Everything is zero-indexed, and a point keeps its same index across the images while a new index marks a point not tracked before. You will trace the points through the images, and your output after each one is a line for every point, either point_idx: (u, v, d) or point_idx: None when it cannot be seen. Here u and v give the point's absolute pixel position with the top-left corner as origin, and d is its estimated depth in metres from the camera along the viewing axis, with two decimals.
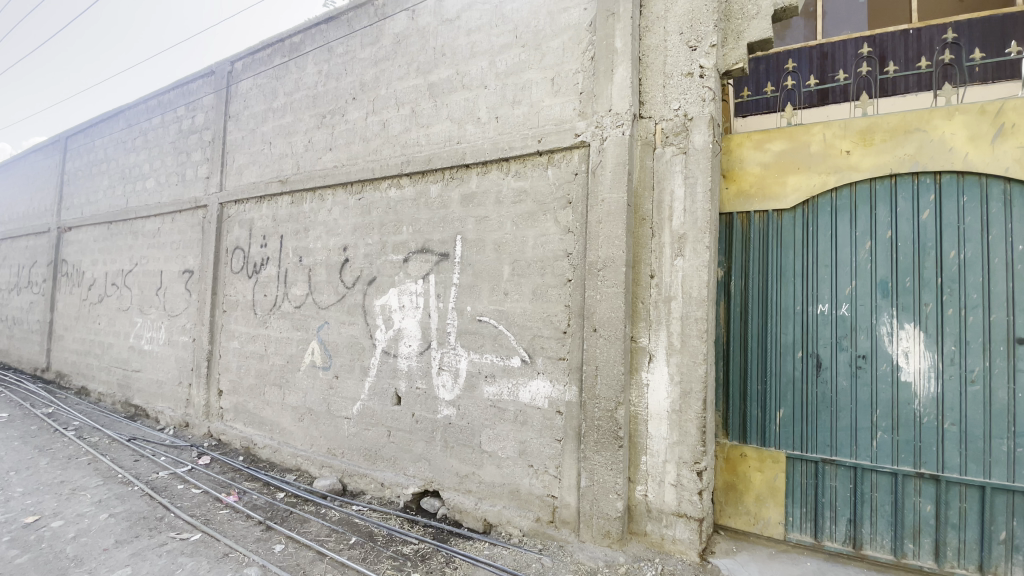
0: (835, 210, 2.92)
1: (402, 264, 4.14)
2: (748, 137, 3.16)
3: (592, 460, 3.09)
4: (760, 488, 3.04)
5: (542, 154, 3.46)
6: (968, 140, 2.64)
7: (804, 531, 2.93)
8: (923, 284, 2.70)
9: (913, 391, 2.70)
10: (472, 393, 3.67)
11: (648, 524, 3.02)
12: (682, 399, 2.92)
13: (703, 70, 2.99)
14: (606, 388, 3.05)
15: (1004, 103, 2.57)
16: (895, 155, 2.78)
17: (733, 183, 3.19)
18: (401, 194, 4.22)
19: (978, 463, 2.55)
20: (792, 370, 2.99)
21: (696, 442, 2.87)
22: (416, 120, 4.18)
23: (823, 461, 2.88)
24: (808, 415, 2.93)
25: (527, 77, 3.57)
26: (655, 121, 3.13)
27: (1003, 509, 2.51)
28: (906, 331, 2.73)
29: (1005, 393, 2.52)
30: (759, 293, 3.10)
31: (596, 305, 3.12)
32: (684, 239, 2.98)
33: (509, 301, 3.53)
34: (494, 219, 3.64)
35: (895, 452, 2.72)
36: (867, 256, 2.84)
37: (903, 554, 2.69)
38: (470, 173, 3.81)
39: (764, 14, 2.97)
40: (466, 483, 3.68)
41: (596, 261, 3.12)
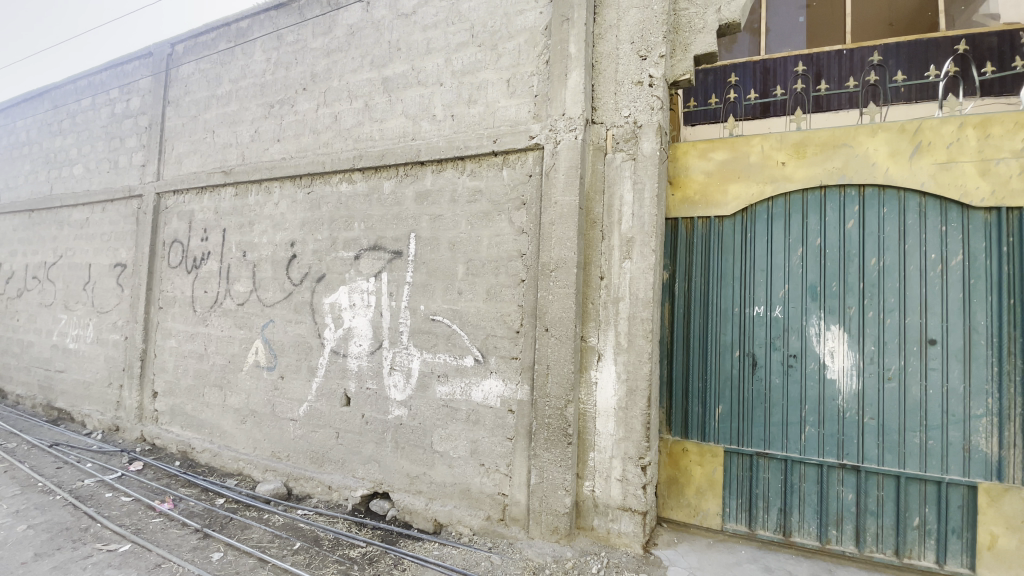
0: (771, 217, 3.11)
1: (353, 262, 4.05)
2: (693, 146, 3.30)
3: (542, 458, 3.14)
4: (700, 481, 3.18)
5: (497, 154, 3.48)
6: (890, 156, 2.85)
7: (740, 521, 3.09)
8: (848, 289, 2.91)
9: (838, 387, 2.91)
10: (424, 393, 3.64)
11: (595, 519, 3.10)
12: (628, 397, 3.02)
13: (652, 79, 3.09)
14: (557, 387, 3.11)
15: (921, 122, 2.79)
16: (825, 167, 2.98)
17: (678, 190, 3.32)
18: (353, 189, 4.12)
19: (894, 454, 2.77)
20: (730, 369, 3.15)
21: (641, 438, 2.98)
22: (369, 114, 4.10)
23: (757, 454, 3.05)
24: (743, 411, 3.10)
25: (482, 77, 3.57)
26: (607, 127, 3.21)
27: (917, 496, 2.72)
28: (832, 332, 2.93)
29: (918, 390, 2.75)
30: (701, 294, 3.25)
31: (548, 305, 3.16)
32: (632, 242, 3.07)
33: (462, 301, 3.52)
34: (449, 218, 3.62)
35: (821, 445, 2.92)
36: (799, 261, 3.03)
37: (828, 540, 2.89)
38: (425, 170, 3.77)
39: (710, 29, 3.09)
40: (416, 484, 3.65)
41: (548, 262, 3.17)
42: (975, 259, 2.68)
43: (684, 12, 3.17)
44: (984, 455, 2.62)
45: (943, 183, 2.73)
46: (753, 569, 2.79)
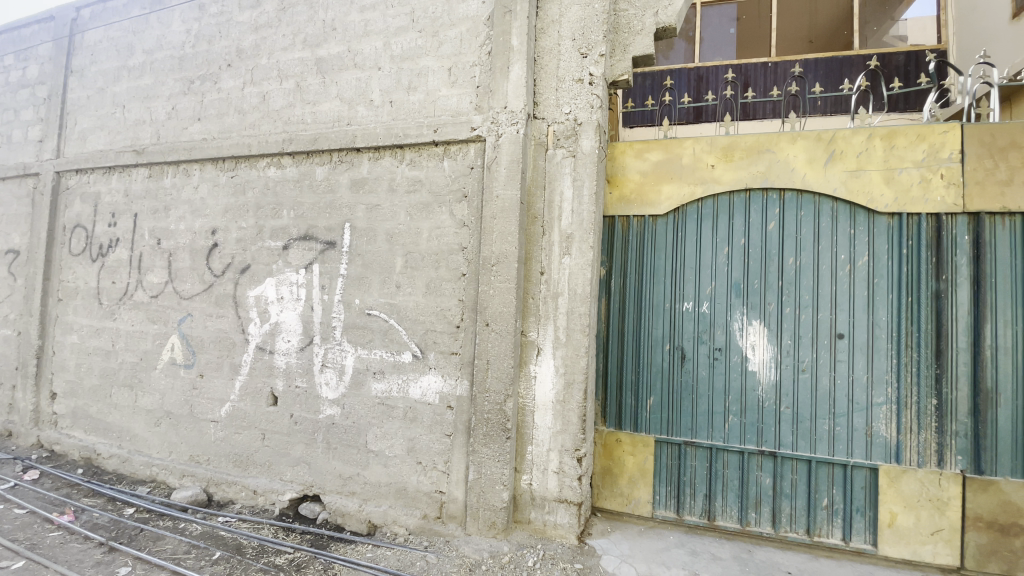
0: (700, 217, 3.24)
1: (281, 252, 3.81)
2: (630, 146, 3.38)
3: (480, 453, 3.10)
4: (632, 470, 3.28)
5: (438, 145, 3.39)
6: (807, 162, 3.05)
7: (668, 508, 3.22)
8: (768, 286, 3.10)
9: (758, 379, 3.09)
10: (358, 391, 3.50)
11: (532, 512, 3.12)
12: (565, 390, 3.06)
13: (592, 77, 3.13)
14: (496, 382, 3.08)
15: (835, 132, 3.00)
16: (749, 171, 3.14)
17: (615, 188, 3.39)
18: (282, 174, 3.87)
19: (806, 441, 2.98)
20: (661, 362, 3.26)
21: (577, 431, 3.02)
22: (301, 95, 3.86)
23: (685, 444, 3.19)
24: (673, 403, 3.23)
25: (423, 64, 3.46)
26: (548, 123, 3.21)
27: (826, 479, 2.95)
28: (753, 327, 3.11)
29: (827, 380, 2.97)
30: (635, 290, 3.34)
31: (488, 300, 3.12)
32: (572, 238, 3.10)
33: (400, 295, 3.41)
34: (386, 208, 3.49)
35: (742, 433, 3.09)
36: (725, 259, 3.18)
37: (747, 522, 3.06)
38: (361, 157, 3.61)
39: (648, 31, 3.16)
40: (350, 485, 3.51)
41: (489, 256, 3.13)
42: (878, 260, 2.93)
43: (624, 13, 3.22)
44: (884, 439, 2.86)
45: (853, 189, 2.96)
46: (680, 553, 2.91)
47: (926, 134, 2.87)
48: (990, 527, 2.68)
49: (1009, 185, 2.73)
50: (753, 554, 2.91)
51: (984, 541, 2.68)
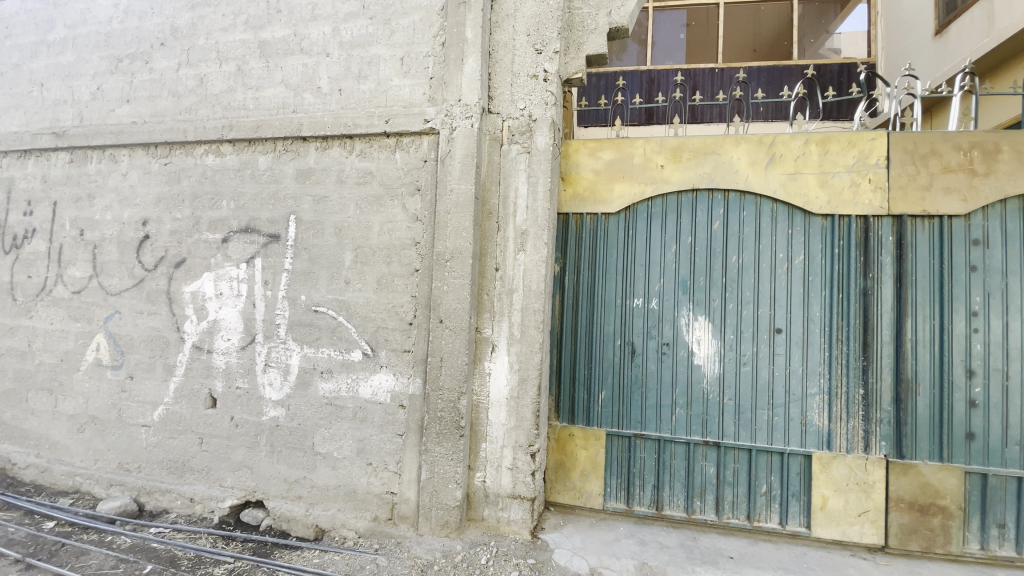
0: (650, 216, 3.32)
1: (221, 245, 3.60)
2: (583, 144, 3.41)
3: (433, 452, 3.06)
4: (584, 464, 3.33)
5: (389, 136, 3.29)
6: (749, 164, 3.18)
7: (619, 500, 3.29)
8: (712, 283, 3.21)
9: (703, 372, 3.20)
10: (304, 391, 3.36)
11: (485, 509, 3.10)
12: (520, 386, 3.06)
13: (547, 74, 3.13)
14: (449, 379, 3.04)
15: (775, 137, 3.14)
16: (696, 172, 3.24)
17: (569, 186, 3.41)
18: (221, 163, 3.65)
19: (747, 430, 3.12)
20: (612, 356, 3.32)
21: (531, 426, 3.03)
22: (242, 79, 3.65)
23: (635, 436, 3.26)
24: (623, 396, 3.30)
25: (374, 52, 3.35)
26: (503, 118, 3.18)
27: (765, 466, 3.09)
28: (699, 322, 3.22)
29: (766, 372, 3.12)
30: (588, 287, 3.38)
31: (442, 296, 3.07)
32: (527, 234, 3.10)
33: (349, 291, 3.30)
34: (335, 200, 3.36)
35: (688, 424, 3.20)
36: (673, 257, 3.28)
37: (693, 510, 3.17)
38: (308, 147, 3.46)
39: (601, 31, 3.19)
40: (295, 489, 3.37)
41: (443, 252, 3.07)
42: (812, 259, 3.09)
43: (578, 11, 3.23)
44: (817, 428, 3.03)
45: (791, 192, 3.11)
46: (630, 543, 2.98)
47: (857, 141, 3.05)
48: (911, 507, 2.88)
49: (929, 190, 2.94)
50: (698, 541, 3.01)
51: (905, 520, 2.88)
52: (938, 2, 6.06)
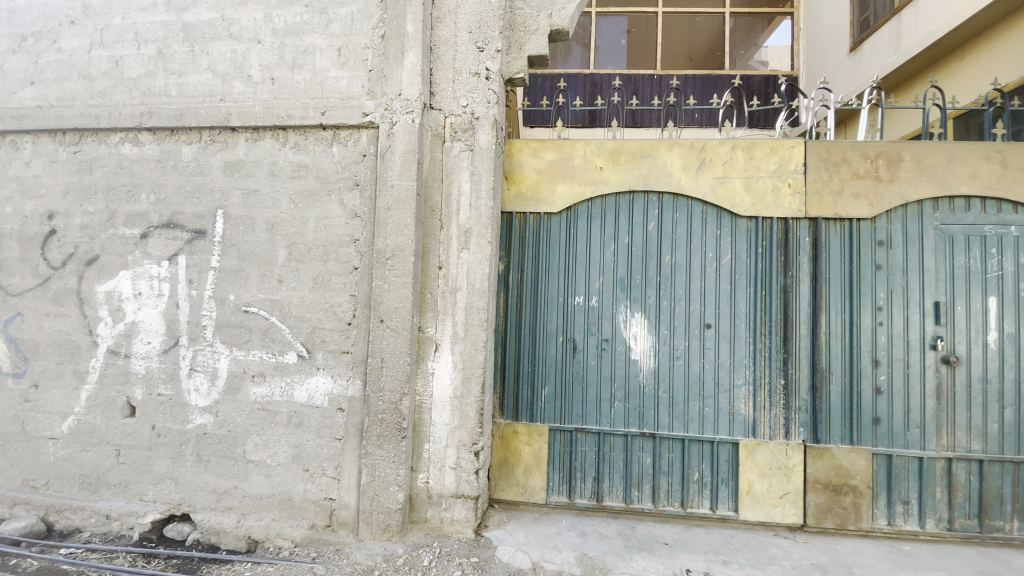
0: (590, 216, 3.40)
1: (139, 241, 3.35)
2: (526, 144, 3.44)
3: (374, 455, 2.98)
4: (527, 460, 3.36)
5: (326, 129, 3.18)
6: (682, 168, 3.32)
7: (561, 493, 3.35)
8: (648, 281, 3.34)
9: (639, 367, 3.32)
10: (234, 396, 3.19)
11: (428, 510, 3.06)
12: (463, 385, 3.04)
13: (489, 72, 3.13)
14: (390, 380, 2.97)
15: (705, 142, 3.30)
16: (634, 174, 3.35)
17: (513, 185, 3.43)
18: (140, 152, 3.39)
19: (680, 421, 3.26)
20: (554, 353, 3.38)
21: (474, 425, 3.03)
22: (163, 64, 3.40)
23: (576, 430, 3.33)
24: (565, 392, 3.36)
25: (309, 41, 3.23)
26: (445, 114, 3.14)
27: (697, 455, 3.25)
28: (636, 318, 3.33)
29: (698, 365, 3.27)
30: (531, 285, 3.42)
31: (382, 294, 2.99)
32: (470, 233, 3.08)
33: (283, 290, 3.16)
34: (267, 194, 3.21)
35: (627, 417, 3.31)
36: (612, 256, 3.37)
37: (631, 500, 3.28)
38: (238, 138, 3.28)
39: (542, 32, 3.22)
40: (225, 499, 3.19)
41: (383, 249, 3.00)
42: (738, 258, 3.28)
43: (520, 11, 3.25)
44: (743, 417, 3.22)
45: (719, 195, 3.28)
46: (571, 536, 3.04)
47: (779, 148, 3.26)
48: (826, 488, 3.11)
49: (840, 195, 3.19)
50: (635, 529, 3.12)
51: (821, 500, 3.11)
52: (853, 20, 6.53)
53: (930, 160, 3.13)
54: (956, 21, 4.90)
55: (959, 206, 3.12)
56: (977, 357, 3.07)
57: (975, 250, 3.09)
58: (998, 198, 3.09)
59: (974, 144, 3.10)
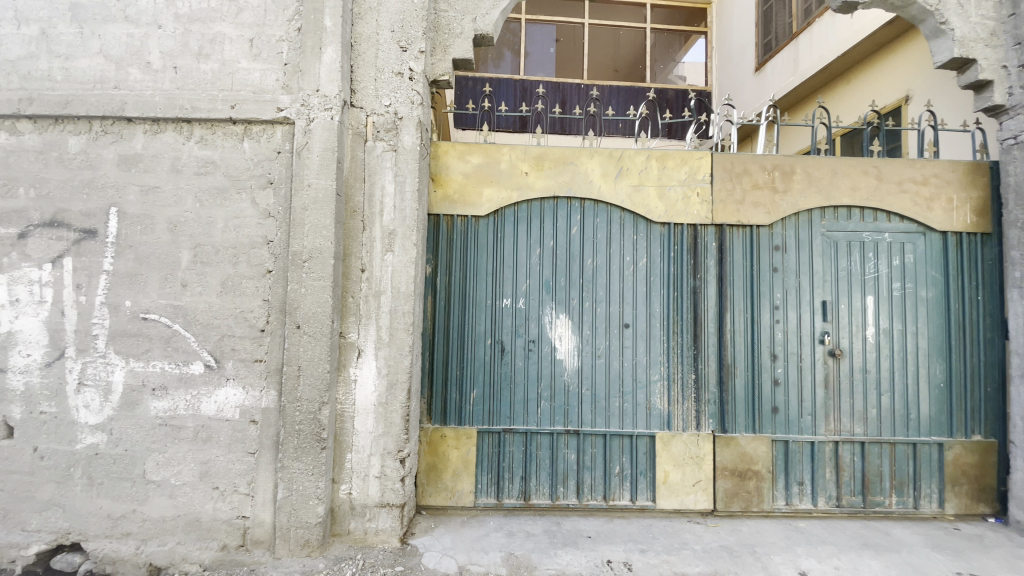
0: (517, 219, 3.45)
1: (16, 241, 2.98)
2: (452, 146, 3.43)
3: (291, 469, 2.83)
4: (455, 464, 3.34)
5: (236, 123, 3.00)
6: (602, 175, 3.46)
7: (489, 495, 3.37)
8: (571, 283, 3.44)
9: (564, 366, 3.41)
10: (132, 412, 2.91)
11: (351, 522, 2.96)
12: (388, 391, 2.97)
13: (412, 73, 3.08)
14: (309, 390, 2.84)
15: (623, 152, 3.46)
16: (557, 180, 3.44)
17: (439, 187, 3.40)
18: (16, 142, 3.01)
19: (603, 418, 3.39)
20: (483, 355, 3.39)
21: (399, 432, 2.96)
22: (45, 44, 3.04)
23: (504, 431, 3.36)
24: (493, 394, 3.38)
25: (218, 30, 3.03)
26: (366, 113, 3.06)
27: (618, 449, 3.38)
28: (561, 319, 3.43)
29: (618, 363, 3.41)
30: (459, 287, 3.41)
31: (299, 299, 2.85)
32: (394, 235, 3.01)
33: (187, 295, 2.94)
34: (169, 191, 2.97)
35: (553, 416, 3.38)
36: (537, 259, 3.44)
37: (557, 496, 3.37)
38: (135, 129, 3.01)
39: (467, 36, 3.23)
40: (122, 525, 2.90)
41: (300, 252, 2.86)
42: (654, 261, 3.46)
43: (444, 13, 3.24)
44: (659, 411, 3.40)
45: (636, 202, 3.44)
46: (498, 536, 3.05)
47: (689, 159, 3.48)
48: (732, 474, 3.36)
49: (742, 204, 3.46)
50: (561, 525, 3.19)
51: (729, 485, 3.35)
52: (758, 44, 7.18)
53: (818, 174, 3.47)
54: (843, 47, 5.49)
55: (842, 215, 3.48)
56: (858, 350, 3.44)
57: (855, 254, 3.47)
58: (874, 208, 3.48)
59: (854, 160, 3.48)
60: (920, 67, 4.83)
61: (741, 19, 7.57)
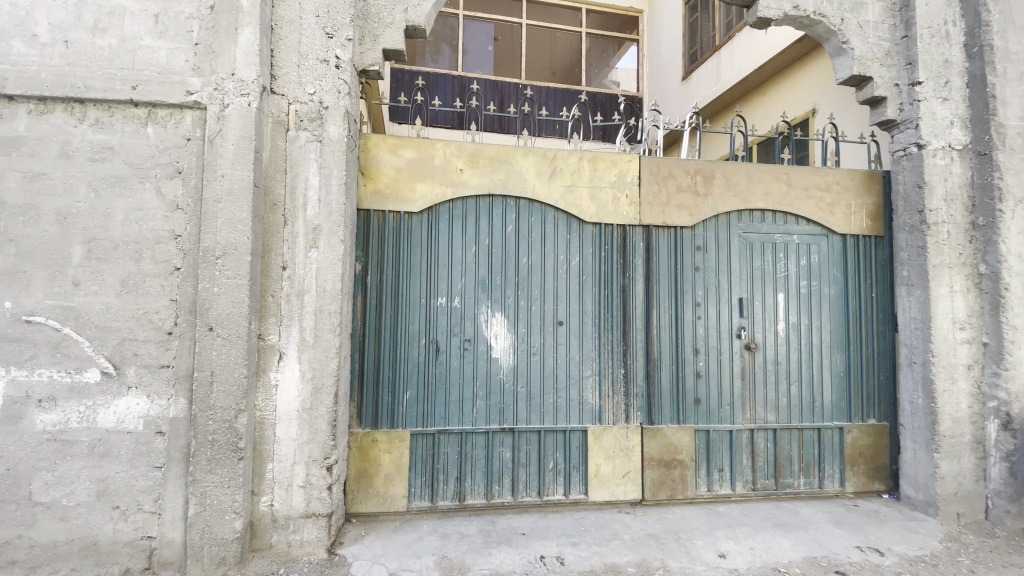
0: (452, 217, 3.40)
1: None
2: (383, 139, 3.31)
3: (204, 482, 2.62)
4: (387, 468, 3.24)
5: (139, 106, 2.73)
6: (536, 175, 3.48)
7: (423, 498, 3.29)
8: (507, 281, 3.44)
9: (499, 365, 3.40)
10: (13, 427, 2.57)
11: (273, 535, 2.79)
12: (313, 396, 2.82)
13: (339, 61, 2.94)
14: (223, 397, 2.63)
15: (556, 152, 3.50)
16: (492, 178, 3.42)
17: (369, 181, 3.28)
18: None
19: (537, 414, 3.42)
20: (416, 356, 3.31)
21: (326, 438, 2.82)
22: None
23: (439, 432, 3.30)
24: (427, 395, 3.31)
25: (118, 3, 2.74)
26: (288, 101, 2.89)
27: (552, 444, 3.43)
28: (496, 318, 3.41)
29: (552, 360, 3.46)
30: (391, 286, 3.30)
31: (212, 299, 2.64)
32: (319, 230, 2.86)
33: (80, 295, 2.64)
34: (59, 179, 2.65)
35: (488, 414, 3.36)
36: (473, 257, 3.41)
37: (492, 495, 3.36)
38: (16, 108, 2.65)
39: (397, 26, 3.12)
40: (4, 554, 2.55)
41: (212, 248, 2.65)
42: (586, 260, 3.53)
43: (374, 2, 3.12)
44: (592, 406, 3.47)
45: (569, 201, 3.50)
46: (431, 540, 2.98)
47: (618, 161, 3.58)
48: (659, 464, 3.50)
49: (668, 206, 3.61)
50: (496, 523, 3.18)
51: (656, 474, 3.49)
52: (685, 54, 7.57)
53: (736, 179, 3.70)
54: (760, 61, 5.87)
55: (756, 218, 3.73)
56: (770, 343, 3.70)
57: (767, 254, 3.72)
58: (785, 212, 3.75)
59: (767, 167, 3.73)
60: (824, 83, 5.27)
61: (670, 30, 7.95)
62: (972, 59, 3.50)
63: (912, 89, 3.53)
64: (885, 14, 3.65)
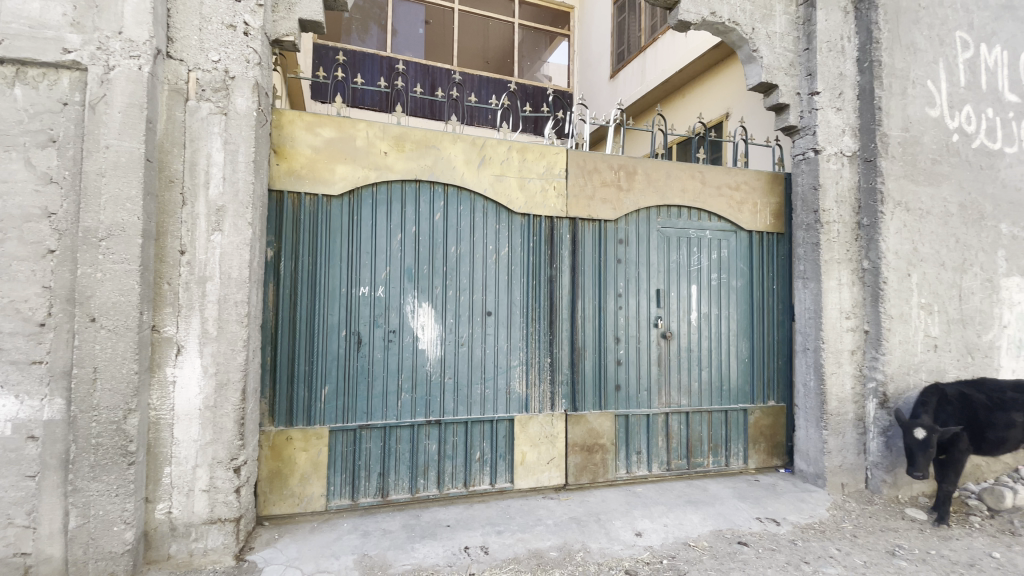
0: (375, 203, 3.26)
1: None
2: (299, 116, 3.10)
3: (86, 491, 2.33)
4: (304, 467, 3.08)
5: (3, 63, 2.35)
6: (464, 162, 3.42)
7: (343, 496, 3.16)
8: (433, 271, 3.36)
9: (426, 356, 3.33)
10: None
11: (172, 545, 2.55)
12: (217, 393, 2.60)
13: (248, 28, 2.72)
14: (109, 396, 2.36)
15: (486, 140, 3.46)
16: (419, 164, 3.32)
17: (283, 161, 3.06)
18: None
19: (464, 406, 3.38)
20: (336, 349, 3.16)
21: (233, 437, 2.62)
22: None
23: (360, 427, 3.18)
24: (348, 388, 3.17)
25: None
26: (188, 67, 2.62)
27: (478, 434, 3.41)
28: (423, 308, 3.33)
29: (479, 350, 3.43)
30: (308, 274, 3.12)
31: (94, 286, 2.35)
32: (223, 212, 2.63)
33: None
34: None
35: (414, 407, 3.29)
36: (398, 245, 3.30)
37: (416, 489, 3.29)
38: None
39: None
40: None
41: (95, 228, 2.35)
42: (514, 250, 3.54)
43: None
44: (518, 395, 3.50)
45: (497, 190, 3.48)
46: (351, 538, 2.87)
47: (547, 153, 3.61)
48: (582, 449, 3.60)
49: (593, 199, 3.70)
50: (420, 517, 3.12)
51: (579, 460, 3.59)
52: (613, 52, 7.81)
53: (656, 175, 3.86)
54: (680, 63, 6.17)
55: (674, 213, 3.92)
56: (685, 332, 3.91)
57: (683, 248, 3.93)
58: (699, 209, 3.97)
59: (684, 164, 3.92)
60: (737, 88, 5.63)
61: (599, 27, 8.16)
62: (862, 73, 3.87)
63: (810, 98, 3.85)
64: (790, 27, 3.95)
